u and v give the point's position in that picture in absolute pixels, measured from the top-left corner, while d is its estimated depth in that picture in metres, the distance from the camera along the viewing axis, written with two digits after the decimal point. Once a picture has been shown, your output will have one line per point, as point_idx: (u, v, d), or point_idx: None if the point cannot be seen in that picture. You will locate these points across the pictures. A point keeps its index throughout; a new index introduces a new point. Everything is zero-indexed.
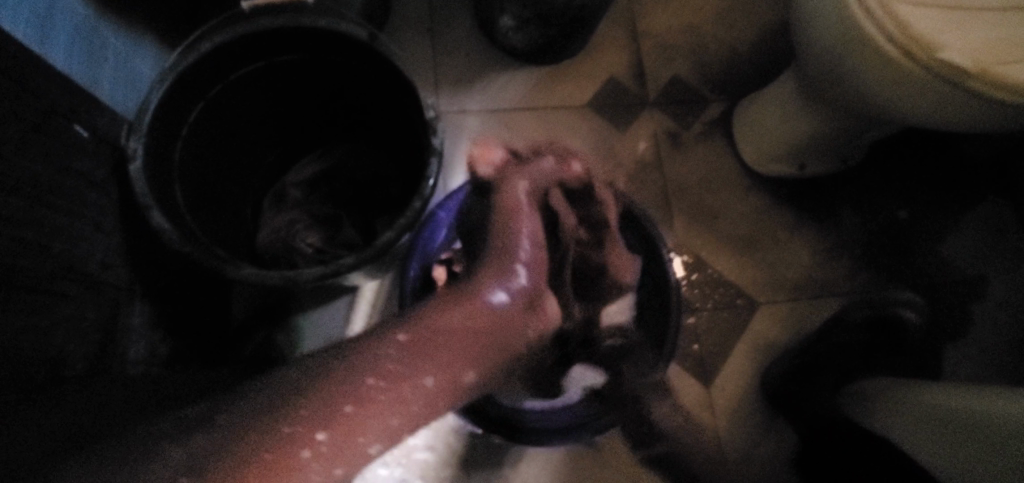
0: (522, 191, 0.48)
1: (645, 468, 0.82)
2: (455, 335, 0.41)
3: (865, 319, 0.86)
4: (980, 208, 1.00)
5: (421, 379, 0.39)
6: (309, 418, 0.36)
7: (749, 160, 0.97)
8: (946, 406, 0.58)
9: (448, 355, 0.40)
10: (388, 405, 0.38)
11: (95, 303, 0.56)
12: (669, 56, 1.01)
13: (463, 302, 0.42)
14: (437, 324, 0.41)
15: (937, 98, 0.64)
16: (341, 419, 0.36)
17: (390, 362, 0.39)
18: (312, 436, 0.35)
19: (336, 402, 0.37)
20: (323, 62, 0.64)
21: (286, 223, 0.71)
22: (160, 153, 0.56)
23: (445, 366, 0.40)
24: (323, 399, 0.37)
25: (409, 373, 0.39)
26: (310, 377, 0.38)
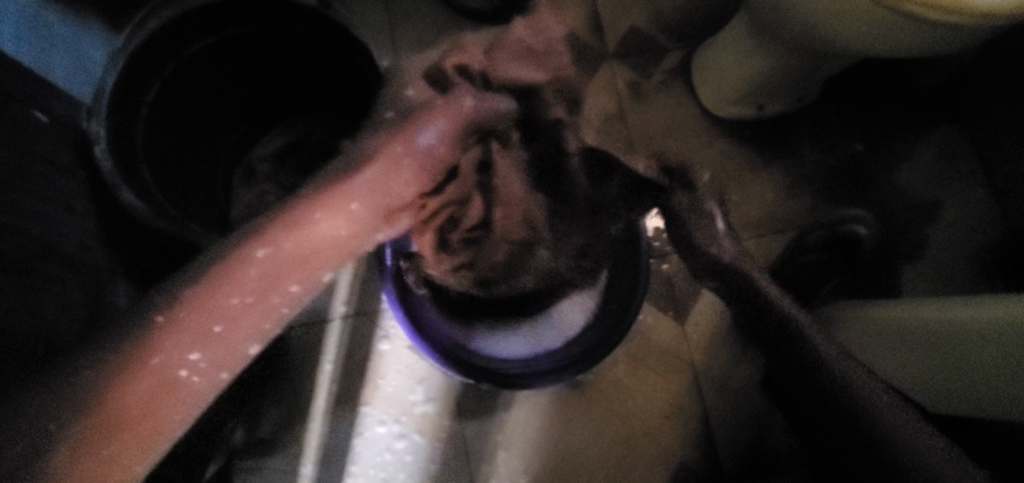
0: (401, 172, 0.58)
1: (629, 404, 0.86)
2: (274, 266, 0.51)
3: (821, 240, 0.95)
4: (931, 135, 1.05)
5: (194, 346, 0.47)
6: (173, 348, 0.46)
7: (709, 106, 1.00)
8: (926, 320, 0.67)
9: (254, 286, 0.50)
10: (222, 332, 0.49)
11: (79, 283, 0.58)
12: (625, 8, 1.02)
13: (292, 230, 0.51)
14: (261, 259, 0.50)
15: (875, 21, 0.67)
16: (210, 338, 0.48)
17: (227, 289, 0.49)
18: (181, 359, 0.47)
19: (207, 325, 0.48)
20: (278, 32, 0.64)
21: (257, 197, 0.76)
22: (123, 135, 0.57)
23: (253, 294, 0.50)
24: (238, 291, 0.49)
25: (225, 313, 0.49)
26: (164, 302, 0.47)
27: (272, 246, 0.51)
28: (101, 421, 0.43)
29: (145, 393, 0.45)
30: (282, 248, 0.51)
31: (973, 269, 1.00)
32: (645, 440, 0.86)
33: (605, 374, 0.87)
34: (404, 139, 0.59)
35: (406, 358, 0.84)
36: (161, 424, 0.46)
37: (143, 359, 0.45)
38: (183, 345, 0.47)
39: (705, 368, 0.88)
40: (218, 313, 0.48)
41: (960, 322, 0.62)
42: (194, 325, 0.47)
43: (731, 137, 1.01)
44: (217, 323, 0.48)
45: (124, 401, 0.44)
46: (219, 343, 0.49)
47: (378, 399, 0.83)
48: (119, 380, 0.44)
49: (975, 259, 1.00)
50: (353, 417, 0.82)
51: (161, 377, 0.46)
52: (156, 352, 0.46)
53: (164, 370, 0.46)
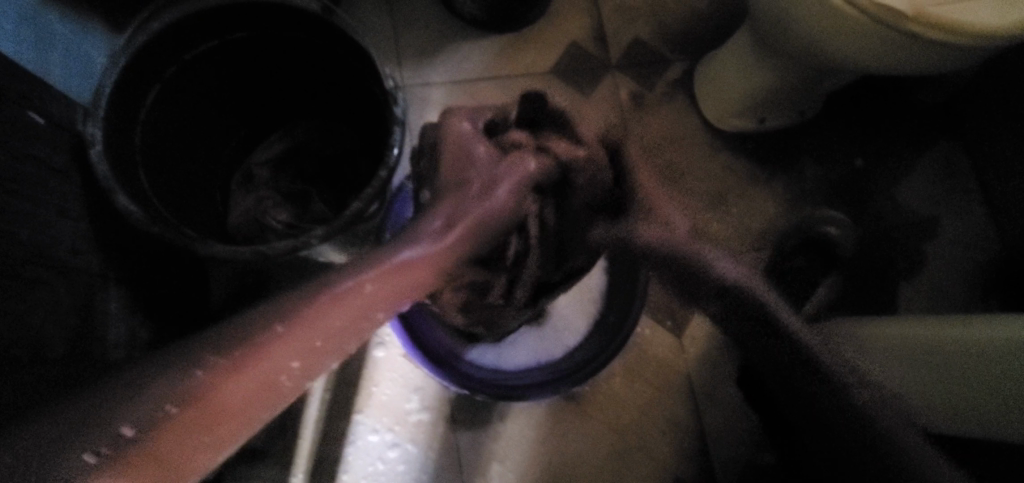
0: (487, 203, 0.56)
1: (624, 417, 0.86)
2: (379, 289, 0.48)
3: (796, 244, 0.95)
4: (931, 152, 1.05)
5: (286, 363, 0.42)
6: (269, 360, 0.41)
7: (711, 118, 1.00)
8: (925, 337, 0.67)
9: (352, 309, 0.46)
10: (314, 349, 0.44)
11: (69, 288, 0.57)
12: (630, 19, 1.02)
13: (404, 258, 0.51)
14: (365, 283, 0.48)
15: (876, 41, 0.67)
16: (301, 357, 0.43)
17: (333, 309, 0.45)
18: (281, 368, 0.42)
19: (303, 344, 0.43)
20: (280, 39, 0.64)
21: (254, 202, 0.73)
22: (121, 138, 0.57)
23: (354, 317, 0.46)
24: (337, 316, 0.45)
25: (316, 335, 0.44)
26: (267, 317, 0.43)
27: (382, 281, 0.49)
28: (203, 409, 0.38)
29: (243, 393, 0.40)
30: (384, 282, 0.49)
31: (971, 288, 1.00)
32: (640, 453, 0.85)
33: (601, 386, 0.86)
34: (474, 207, 0.56)
35: (400, 366, 0.83)
36: (245, 424, 0.40)
37: (250, 359, 0.41)
38: (282, 356, 0.42)
39: (701, 381, 0.88)
40: (320, 332, 0.44)
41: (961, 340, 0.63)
42: (300, 339, 0.43)
43: (731, 150, 1.01)
44: (314, 342, 0.44)
45: (215, 399, 0.39)
46: (314, 359, 0.44)
47: (372, 407, 0.82)
48: (212, 381, 0.39)
49: (972, 279, 1.00)
50: (346, 425, 0.81)
51: (261, 380, 0.41)
52: (262, 355, 0.41)
53: (266, 379, 0.41)
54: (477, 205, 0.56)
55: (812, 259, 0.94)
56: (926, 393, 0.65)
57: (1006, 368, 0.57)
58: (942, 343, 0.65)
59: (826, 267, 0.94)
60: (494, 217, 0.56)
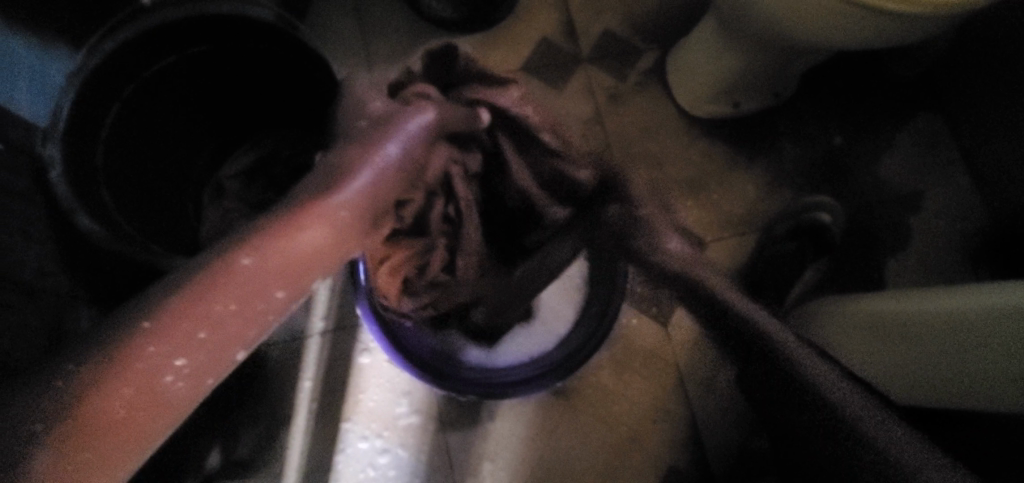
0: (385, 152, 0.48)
1: (614, 409, 0.85)
2: (269, 263, 0.42)
3: (789, 230, 0.94)
4: (911, 126, 1.05)
5: (172, 359, 0.39)
6: (158, 353, 0.38)
7: (685, 106, 0.99)
8: (919, 314, 0.66)
9: (242, 290, 0.41)
10: (201, 344, 0.40)
11: (37, 311, 0.57)
12: (599, 12, 1.02)
13: (295, 225, 0.43)
14: (256, 258, 0.42)
15: (837, 15, 0.67)
16: (195, 346, 0.39)
17: (215, 299, 0.40)
18: (170, 362, 0.38)
19: (189, 331, 0.39)
20: (238, 50, 0.64)
21: (221, 215, 0.73)
22: (82, 159, 0.57)
23: (246, 298, 0.41)
24: (224, 301, 0.40)
25: (200, 329, 0.39)
26: (144, 311, 0.39)
27: (271, 253, 0.42)
28: (77, 429, 0.35)
29: (130, 398, 0.37)
30: (273, 255, 0.42)
31: (958, 260, 0.99)
32: (633, 444, 0.85)
33: (589, 379, 0.86)
34: (368, 155, 0.47)
35: (386, 372, 0.83)
36: (136, 432, 0.37)
37: (123, 365, 0.37)
38: (168, 352, 0.38)
39: (690, 368, 0.88)
40: (205, 318, 0.40)
41: (949, 315, 0.62)
42: (179, 331, 0.39)
43: (709, 136, 1.01)
44: (198, 331, 0.39)
45: (97, 410, 0.36)
46: (205, 350, 0.40)
47: (359, 414, 0.82)
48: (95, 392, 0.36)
49: (960, 250, 1.00)
50: (333, 433, 0.81)
51: (146, 383, 0.37)
52: (134, 356, 0.37)
53: (152, 376, 0.38)
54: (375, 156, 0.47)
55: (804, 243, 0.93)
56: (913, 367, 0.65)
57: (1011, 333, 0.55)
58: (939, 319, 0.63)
59: (818, 251, 0.94)
60: (401, 173, 0.48)
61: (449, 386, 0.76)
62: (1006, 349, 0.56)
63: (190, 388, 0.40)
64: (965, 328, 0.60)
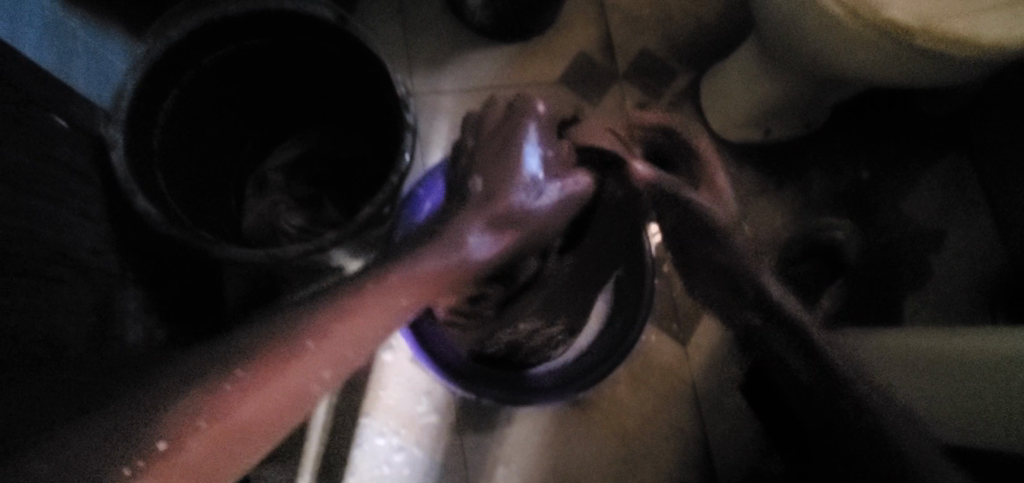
0: (523, 194, 0.56)
1: (629, 424, 0.86)
2: (436, 274, 0.50)
3: (801, 252, 0.97)
4: (938, 165, 1.06)
5: (320, 372, 0.43)
6: (321, 357, 0.43)
7: (717, 128, 1.01)
8: (936, 349, 0.67)
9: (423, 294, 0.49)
10: (347, 352, 0.44)
11: (87, 287, 0.59)
12: (638, 30, 1.03)
13: (450, 249, 0.52)
14: (433, 269, 0.50)
15: (881, 55, 0.69)
16: (341, 357, 0.44)
17: (367, 315, 0.46)
18: (318, 372, 0.43)
19: (346, 349, 0.44)
20: (294, 45, 0.65)
21: (269, 206, 0.76)
22: (140, 142, 0.58)
23: (398, 314, 0.47)
24: (362, 330, 0.45)
25: (374, 336, 0.46)
26: (303, 317, 0.44)
27: (409, 284, 0.48)
28: (219, 423, 0.38)
29: (271, 400, 0.41)
30: (378, 303, 0.47)
31: (976, 300, 1.00)
32: (646, 459, 0.86)
33: (607, 392, 0.87)
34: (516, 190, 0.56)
35: (407, 370, 0.84)
36: (267, 439, 0.41)
37: (272, 376, 0.41)
38: (312, 367, 0.43)
39: (706, 389, 0.88)
40: (358, 337, 0.45)
41: (973, 354, 0.62)
42: (326, 349, 0.43)
43: (738, 160, 1.02)
44: (351, 352, 0.44)
45: (235, 412, 0.39)
46: (340, 362, 0.44)
47: (378, 410, 0.83)
48: (219, 400, 0.39)
49: (979, 289, 1.01)
50: (352, 428, 0.82)
51: (294, 391, 0.42)
52: (278, 371, 0.41)
53: (304, 383, 0.42)
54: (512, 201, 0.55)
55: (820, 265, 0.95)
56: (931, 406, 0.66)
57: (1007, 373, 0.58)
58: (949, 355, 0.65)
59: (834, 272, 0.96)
60: (545, 217, 0.57)
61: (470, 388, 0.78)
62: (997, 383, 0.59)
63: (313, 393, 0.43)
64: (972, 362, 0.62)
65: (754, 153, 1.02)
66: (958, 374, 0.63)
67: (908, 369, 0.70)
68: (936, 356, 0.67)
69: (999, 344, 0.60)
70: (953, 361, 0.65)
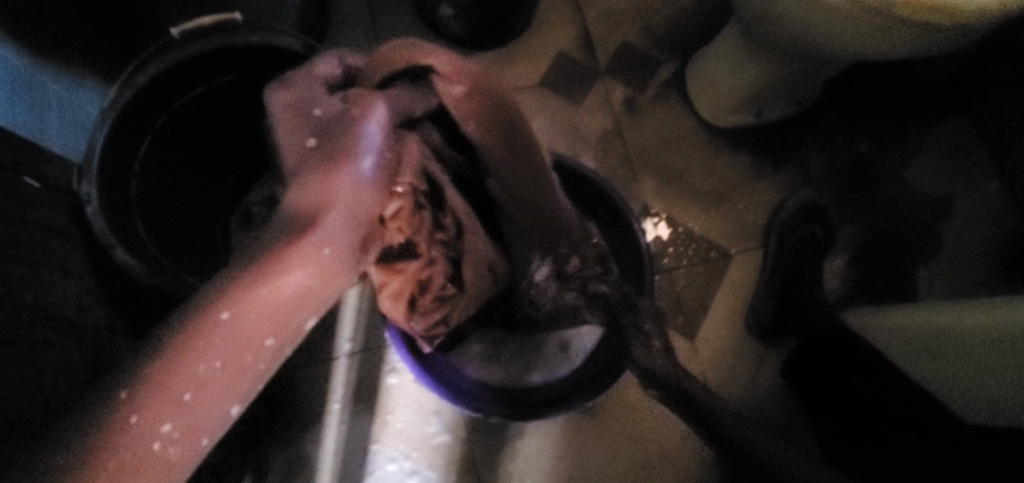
0: (371, 128, 0.42)
1: (643, 427, 0.84)
2: (339, 239, 0.39)
3: (800, 237, 0.93)
4: (938, 131, 1.03)
5: (185, 397, 0.37)
6: (194, 376, 0.37)
7: (707, 116, 0.98)
8: (953, 329, 0.62)
9: (314, 276, 0.39)
10: (222, 359, 0.38)
11: (78, 345, 0.59)
12: (617, 23, 1.01)
13: (326, 212, 0.39)
14: (317, 238, 0.38)
15: (865, 28, 0.66)
16: (216, 373, 0.38)
17: (230, 316, 0.38)
18: (187, 391, 0.37)
19: (220, 355, 0.38)
20: (267, 78, 0.64)
21: (255, 242, 0.72)
22: (116, 192, 0.58)
23: (270, 310, 0.38)
24: (227, 333, 0.38)
25: (252, 330, 0.38)
26: (167, 335, 0.38)
27: (287, 263, 0.38)
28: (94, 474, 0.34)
29: (138, 442, 0.36)
30: (249, 310, 0.38)
31: (993, 268, 0.97)
32: (664, 461, 0.84)
33: (617, 396, 0.85)
34: (352, 141, 0.41)
35: (412, 392, 0.83)
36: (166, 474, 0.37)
37: (130, 412, 0.36)
38: (174, 397, 0.37)
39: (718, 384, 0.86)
40: (230, 336, 0.38)
41: (989, 332, 0.58)
42: (192, 359, 0.37)
43: (732, 146, 1.00)
44: (219, 359, 0.38)
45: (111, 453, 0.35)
46: (218, 380, 0.38)
47: (387, 436, 0.82)
48: (91, 446, 0.35)
49: (996, 256, 0.97)
50: (362, 455, 0.81)
51: (161, 420, 0.36)
52: (131, 412, 0.36)
53: (172, 411, 0.37)
54: (346, 175, 0.39)
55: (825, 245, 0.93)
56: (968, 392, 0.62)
57: None
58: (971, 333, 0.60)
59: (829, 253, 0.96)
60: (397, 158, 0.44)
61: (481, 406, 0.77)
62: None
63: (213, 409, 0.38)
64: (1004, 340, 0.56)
65: (747, 137, 1.00)
66: (984, 362, 0.59)
67: (939, 358, 0.65)
68: (953, 343, 0.62)
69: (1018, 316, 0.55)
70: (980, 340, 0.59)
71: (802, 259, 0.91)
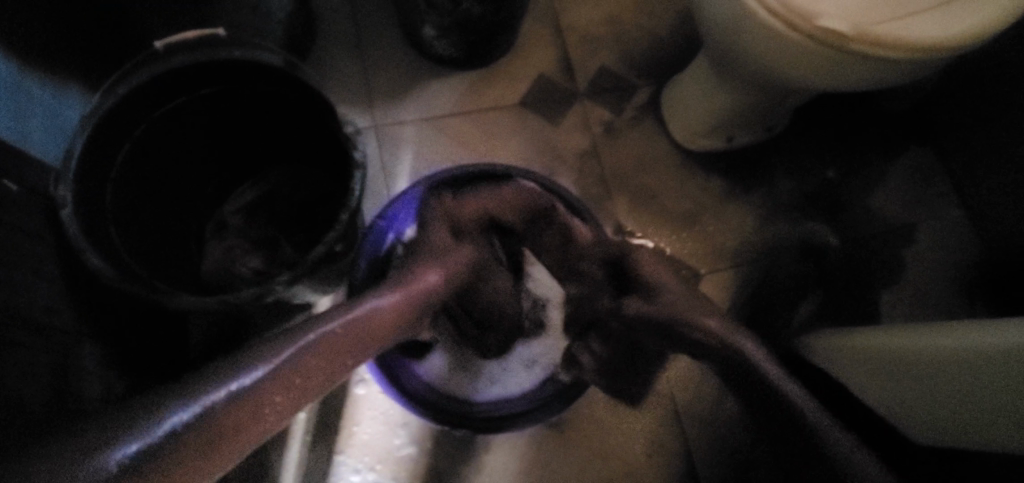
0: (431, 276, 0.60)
1: (608, 444, 0.85)
2: (395, 309, 0.56)
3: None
4: (904, 160, 1.06)
5: (303, 394, 0.46)
6: (305, 375, 0.46)
7: (681, 140, 1.02)
8: (913, 351, 0.63)
9: (383, 321, 0.54)
10: (324, 372, 0.48)
11: (42, 346, 0.59)
12: (596, 48, 1.05)
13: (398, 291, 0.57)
14: (386, 308, 0.55)
15: (822, 62, 0.70)
16: (292, 384, 0.45)
17: (340, 333, 0.50)
18: (301, 384, 0.46)
19: (310, 366, 0.47)
20: (248, 91, 0.67)
21: (226, 251, 0.76)
22: (91, 198, 0.59)
23: (360, 348, 0.52)
24: (315, 357, 0.48)
25: (336, 360, 0.49)
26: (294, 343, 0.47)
27: (364, 317, 0.53)
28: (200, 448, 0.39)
29: (232, 430, 0.41)
30: (329, 343, 0.49)
31: (954, 294, 1.00)
32: (628, 478, 0.85)
33: (585, 412, 0.86)
34: (433, 262, 0.62)
35: (380, 403, 0.84)
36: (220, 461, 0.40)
37: (309, 373, 0.47)
38: (265, 395, 0.43)
39: (686, 402, 0.87)
40: (340, 350, 0.50)
41: (949, 358, 0.59)
42: (338, 351, 0.50)
43: (704, 170, 1.03)
44: (302, 374, 0.46)
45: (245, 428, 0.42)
46: (306, 386, 0.47)
47: (353, 447, 0.82)
48: (227, 419, 0.40)
49: (959, 283, 1.00)
50: (327, 466, 0.81)
51: (254, 409, 0.42)
52: (263, 397, 0.43)
53: (261, 410, 0.43)
54: (422, 282, 0.59)
55: (808, 280, 0.96)
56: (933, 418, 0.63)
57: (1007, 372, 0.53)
58: (933, 360, 0.61)
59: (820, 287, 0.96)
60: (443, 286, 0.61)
61: (447, 420, 0.77)
62: (1000, 387, 0.54)
63: (264, 423, 0.43)
64: (964, 364, 0.58)
65: (720, 162, 1.03)
66: (947, 387, 0.60)
67: (903, 384, 0.66)
68: (917, 369, 0.63)
69: (980, 339, 0.57)
70: (942, 364, 0.60)
71: (782, 293, 0.95)
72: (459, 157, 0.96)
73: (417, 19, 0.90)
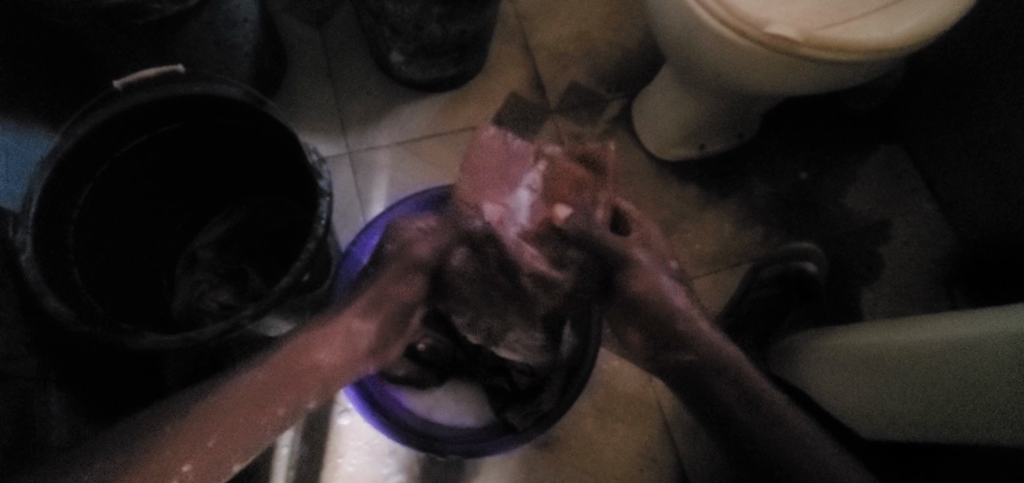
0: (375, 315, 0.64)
1: (600, 459, 0.84)
2: (319, 353, 0.61)
3: (773, 274, 0.95)
4: (874, 158, 1.08)
5: (206, 452, 0.56)
6: (195, 443, 0.55)
7: (655, 150, 1.03)
8: (887, 345, 0.65)
9: (300, 377, 0.60)
10: (242, 426, 0.57)
11: (5, 396, 0.58)
12: (565, 65, 1.06)
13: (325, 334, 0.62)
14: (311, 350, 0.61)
15: (778, 69, 0.71)
16: (202, 450, 0.55)
17: (257, 390, 0.58)
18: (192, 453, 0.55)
19: (205, 434, 0.56)
20: (213, 125, 0.67)
21: (193, 286, 0.75)
22: (52, 241, 0.58)
23: (281, 401, 0.59)
24: (226, 416, 0.56)
25: (258, 410, 0.58)
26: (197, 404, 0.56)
27: (275, 376, 0.59)
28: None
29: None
30: (245, 401, 0.57)
31: (933, 287, 1.01)
32: None
33: (575, 429, 0.85)
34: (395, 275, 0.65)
35: (366, 433, 0.82)
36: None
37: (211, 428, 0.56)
38: (174, 458, 0.54)
39: (674, 413, 0.86)
40: (255, 416, 0.58)
41: (926, 349, 0.60)
42: (256, 408, 0.58)
43: (681, 179, 1.04)
44: (206, 442, 0.56)
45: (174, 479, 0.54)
46: (231, 438, 0.57)
47: (340, 479, 0.80)
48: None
49: (935, 276, 1.01)
50: None
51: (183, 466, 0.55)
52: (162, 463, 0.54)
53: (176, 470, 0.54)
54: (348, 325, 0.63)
55: (790, 289, 0.95)
56: (905, 413, 0.64)
57: (983, 356, 0.55)
58: (910, 354, 0.62)
59: (804, 298, 0.96)
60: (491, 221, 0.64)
61: (432, 447, 0.75)
62: (971, 370, 0.56)
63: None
64: (939, 355, 0.59)
65: (694, 169, 1.04)
66: (921, 376, 0.61)
67: (875, 381, 0.66)
68: (893, 360, 0.64)
69: (953, 331, 0.59)
70: (916, 356, 0.61)
71: (765, 302, 0.94)
72: (435, 179, 0.96)
73: (384, 46, 0.91)
